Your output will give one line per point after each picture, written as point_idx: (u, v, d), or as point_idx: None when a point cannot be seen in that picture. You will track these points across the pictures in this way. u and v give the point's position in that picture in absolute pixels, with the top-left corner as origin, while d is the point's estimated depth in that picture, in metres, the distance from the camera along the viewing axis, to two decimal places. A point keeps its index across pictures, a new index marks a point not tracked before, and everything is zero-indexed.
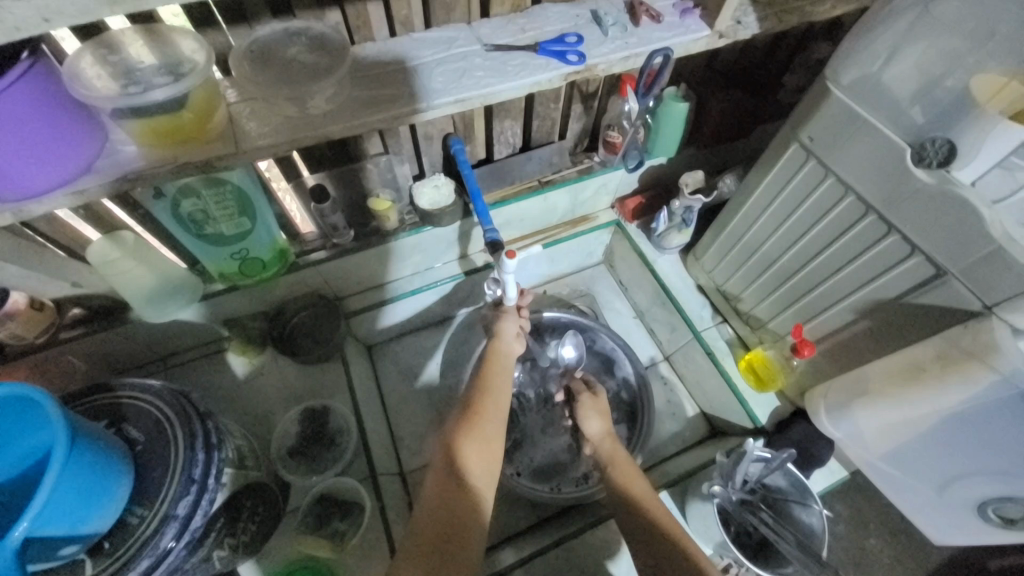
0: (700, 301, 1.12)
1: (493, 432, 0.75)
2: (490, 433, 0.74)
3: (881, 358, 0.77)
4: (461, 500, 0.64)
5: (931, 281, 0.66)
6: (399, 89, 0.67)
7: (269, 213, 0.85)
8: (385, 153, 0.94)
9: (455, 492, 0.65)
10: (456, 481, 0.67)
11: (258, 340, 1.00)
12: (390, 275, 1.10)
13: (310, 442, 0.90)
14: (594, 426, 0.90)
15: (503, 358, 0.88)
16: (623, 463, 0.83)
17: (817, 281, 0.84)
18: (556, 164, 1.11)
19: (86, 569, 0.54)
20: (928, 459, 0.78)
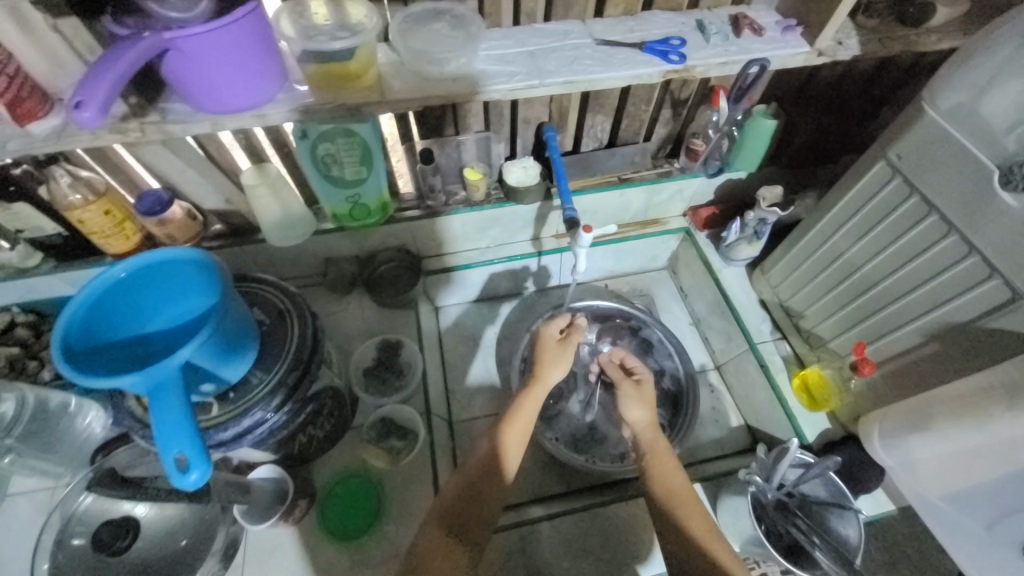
0: (761, 315, 1.13)
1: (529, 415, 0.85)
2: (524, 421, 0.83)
3: (946, 383, 0.77)
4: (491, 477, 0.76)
5: (1008, 305, 0.67)
6: (517, 68, 0.78)
7: (383, 167, 0.99)
8: (485, 131, 1.06)
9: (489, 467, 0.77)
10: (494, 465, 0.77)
11: (349, 280, 1.14)
12: (468, 243, 1.21)
13: (381, 369, 1.01)
14: (639, 415, 0.88)
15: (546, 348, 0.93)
16: (662, 460, 0.83)
17: (888, 301, 0.84)
18: (637, 164, 1.18)
19: (215, 408, 0.67)
20: (984, 494, 0.76)
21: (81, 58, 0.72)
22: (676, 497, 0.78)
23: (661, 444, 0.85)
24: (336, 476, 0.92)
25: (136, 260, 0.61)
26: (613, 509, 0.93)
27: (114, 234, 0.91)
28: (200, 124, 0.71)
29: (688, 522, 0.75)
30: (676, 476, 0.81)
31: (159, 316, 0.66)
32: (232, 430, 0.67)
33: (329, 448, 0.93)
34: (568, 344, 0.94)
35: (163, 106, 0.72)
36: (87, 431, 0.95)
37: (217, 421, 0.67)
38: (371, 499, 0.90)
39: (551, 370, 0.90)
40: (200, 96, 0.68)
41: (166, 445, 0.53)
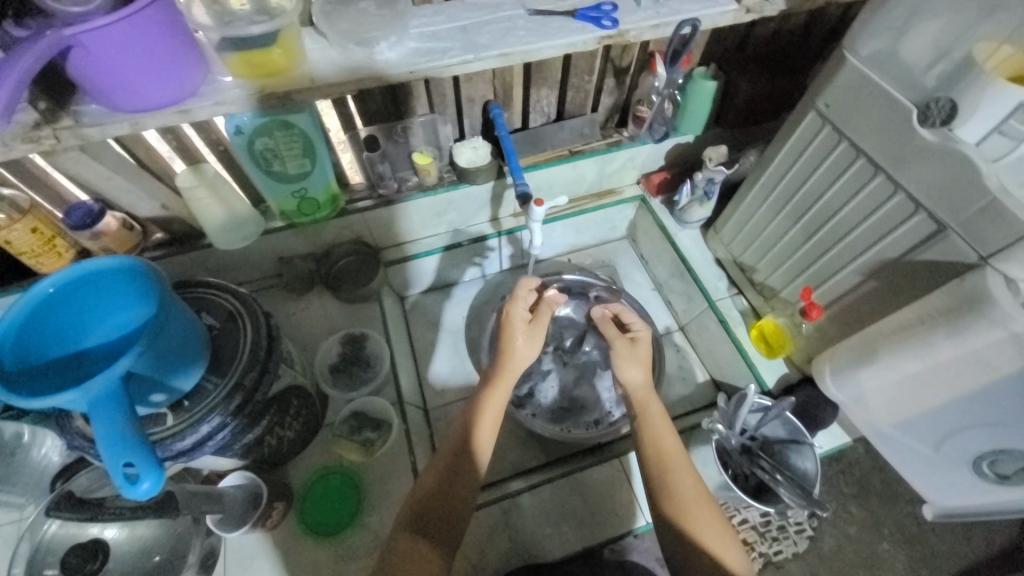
0: (717, 273, 1.17)
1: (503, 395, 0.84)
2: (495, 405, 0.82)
3: (885, 316, 0.82)
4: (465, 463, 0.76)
5: (933, 237, 0.71)
6: (451, 43, 0.77)
7: (328, 158, 0.97)
8: (430, 113, 1.04)
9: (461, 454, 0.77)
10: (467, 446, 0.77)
11: (307, 278, 1.11)
12: (427, 229, 1.19)
13: (349, 363, 1.00)
14: (634, 375, 0.87)
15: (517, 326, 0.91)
16: (656, 419, 0.82)
17: (828, 246, 0.88)
18: (587, 135, 1.19)
19: (170, 419, 0.65)
20: (928, 414, 0.82)
21: None
22: (669, 457, 0.77)
23: (655, 405, 0.84)
24: (313, 474, 0.91)
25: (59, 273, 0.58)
26: (591, 472, 0.96)
27: (44, 253, 0.86)
28: (118, 126, 0.67)
29: (677, 483, 0.74)
30: (670, 437, 0.79)
31: (96, 330, 0.63)
32: (191, 438, 0.65)
33: (302, 449, 0.91)
34: (540, 320, 0.92)
35: (75, 109, 0.67)
36: (45, 460, 0.91)
37: (173, 431, 0.65)
38: (351, 493, 0.90)
39: (524, 343, 0.88)
40: (113, 95, 0.64)
41: (113, 458, 0.52)
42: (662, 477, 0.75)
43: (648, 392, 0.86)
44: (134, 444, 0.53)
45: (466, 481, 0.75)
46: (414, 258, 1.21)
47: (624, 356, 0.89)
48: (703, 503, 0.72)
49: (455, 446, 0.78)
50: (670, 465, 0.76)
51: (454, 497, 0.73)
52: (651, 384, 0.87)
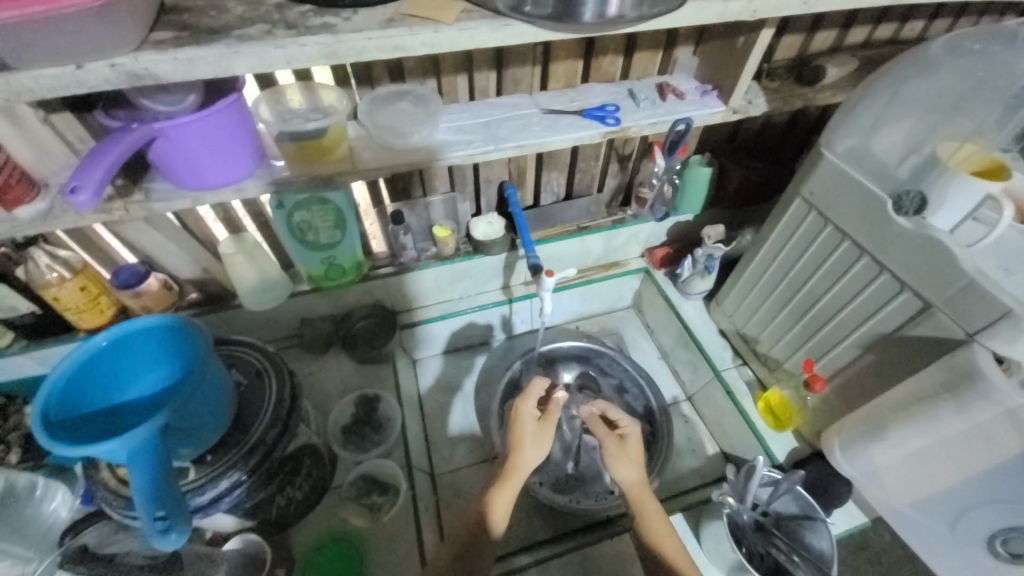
0: (721, 344, 1.21)
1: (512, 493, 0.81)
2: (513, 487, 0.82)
3: (889, 389, 0.83)
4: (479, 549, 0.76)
5: (921, 314, 0.76)
6: (474, 136, 0.88)
7: (356, 230, 1.06)
8: (451, 191, 1.15)
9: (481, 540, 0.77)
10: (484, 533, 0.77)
11: (325, 339, 1.16)
12: (441, 295, 1.26)
13: (360, 423, 1.02)
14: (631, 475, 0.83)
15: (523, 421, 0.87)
16: (656, 526, 0.79)
17: (824, 320, 0.92)
18: (593, 213, 1.29)
19: (192, 472, 0.67)
20: (946, 490, 0.81)
21: (69, 147, 0.78)
22: (673, 564, 0.76)
23: (653, 505, 0.81)
24: (315, 541, 0.89)
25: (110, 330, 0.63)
26: (600, 549, 0.93)
27: (89, 310, 0.93)
28: (183, 200, 0.77)
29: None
30: (672, 544, 0.78)
31: (137, 384, 0.68)
32: (210, 493, 0.67)
33: (308, 512, 0.90)
34: (548, 422, 0.87)
35: (147, 185, 0.77)
36: (52, 517, 0.91)
37: (194, 485, 0.67)
38: (350, 565, 0.86)
39: (530, 447, 0.84)
40: (184, 176, 0.74)
41: (147, 508, 0.55)
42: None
43: (646, 489, 0.83)
44: (166, 495, 0.56)
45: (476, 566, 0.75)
46: (429, 323, 1.26)
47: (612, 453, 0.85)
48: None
49: (467, 532, 0.78)
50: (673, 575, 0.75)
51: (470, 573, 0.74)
52: (646, 480, 0.84)
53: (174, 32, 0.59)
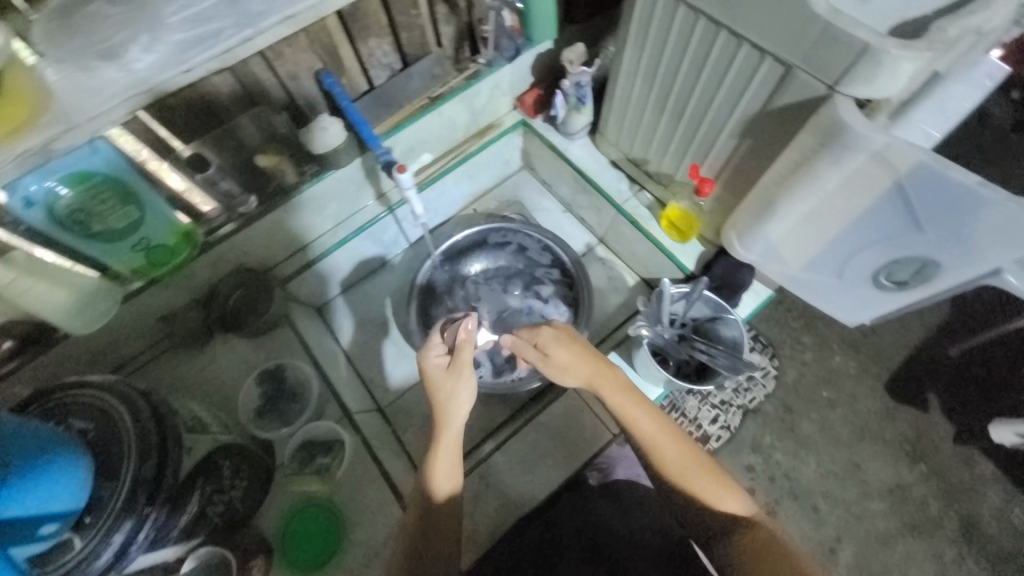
0: (616, 176, 1.14)
1: (450, 464, 0.77)
2: (448, 457, 0.77)
3: (773, 165, 0.81)
4: (444, 518, 0.74)
5: (784, 79, 0.70)
6: (221, 22, 0.67)
7: (156, 195, 0.84)
8: (254, 105, 0.90)
9: (439, 518, 0.74)
10: (432, 513, 0.74)
11: (201, 328, 1.02)
12: (312, 231, 1.09)
13: (274, 400, 0.95)
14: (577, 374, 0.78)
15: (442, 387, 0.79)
16: (623, 406, 0.75)
17: (700, 119, 0.87)
18: (441, 75, 1.08)
19: (76, 542, 0.65)
20: (831, 246, 0.86)
21: None
22: (641, 438, 0.74)
23: (615, 386, 0.76)
24: (282, 519, 0.86)
25: None
26: (553, 411, 0.99)
27: None
28: None
29: (665, 452, 0.72)
30: (641, 417, 0.74)
31: None
32: (107, 551, 0.66)
33: (264, 499, 0.87)
34: (457, 370, 0.79)
35: None
36: None
37: (84, 551, 0.65)
38: (330, 522, 0.87)
39: (451, 403, 0.78)
40: None
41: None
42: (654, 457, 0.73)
43: (605, 374, 0.77)
44: None
45: (447, 518, 0.75)
46: (312, 264, 1.12)
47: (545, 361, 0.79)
48: (695, 461, 0.71)
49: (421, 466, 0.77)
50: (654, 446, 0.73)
51: (438, 536, 0.72)
52: (603, 366, 0.78)
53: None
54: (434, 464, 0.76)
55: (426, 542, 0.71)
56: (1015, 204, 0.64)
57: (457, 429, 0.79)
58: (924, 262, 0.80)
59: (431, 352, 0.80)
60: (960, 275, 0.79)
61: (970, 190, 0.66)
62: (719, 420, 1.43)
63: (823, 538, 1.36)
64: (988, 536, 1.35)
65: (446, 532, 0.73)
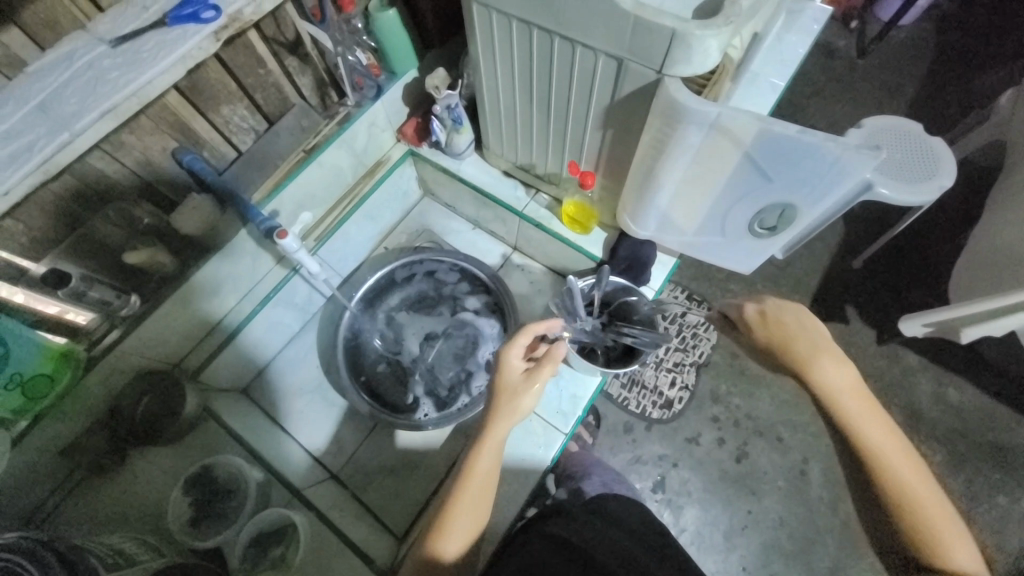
0: (510, 185, 1.18)
1: (470, 517, 0.75)
2: (477, 497, 0.75)
3: (636, 148, 0.87)
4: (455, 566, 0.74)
5: (619, 72, 0.75)
6: (35, 133, 0.67)
7: (16, 322, 0.75)
8: (110, 202, 0.85)
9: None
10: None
11: (107, 457, 0.87)
12: (214, 315, 1.02)
13: (210, 502, 0.89)
14: (827, 377, 0.73)
15: (512, 408, 0.77)
16: (859, 415, 0.71)
17: (564, 119, 0.91)
18: (310, 127, 1.06)
19: None
20: (708, 206, 0.93)
21: None
22: (867, 445, 0.70)
23: (856, 395, 0.73)
24: None
25: None
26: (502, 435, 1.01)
27: None
28: None
29: (890, 466, 0.69)
30: (876, 427, 0.71)
31: None
32: None
33: None
34: (536, 373, 0.78)
35: None
36: None
37: None
38: None
39: (508, 407, 0.77)
40: None
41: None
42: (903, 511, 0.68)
43: (855, 383, 0.73)
44: None
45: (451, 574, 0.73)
46: (222, 349, 1.06)
47: (780, 354, 0.78)
48: (952, 526, 0.66)
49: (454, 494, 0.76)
50: (905, 493, 0.68)
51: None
52: (849, 368, 0.74)
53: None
54: (456, 509, 0.74)
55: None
56: (832, 144, 0.71)
57: (493, 471, 0.77)
58: (784, 206, 0.87)
59: (512, 352, 0.80)
60: (816, 212, 0.86)
61: (795, 139, 0.72)
62: (677, 382, 1.52)
63: (793, 465, 1.45)
64: (930, 420, 1.49)
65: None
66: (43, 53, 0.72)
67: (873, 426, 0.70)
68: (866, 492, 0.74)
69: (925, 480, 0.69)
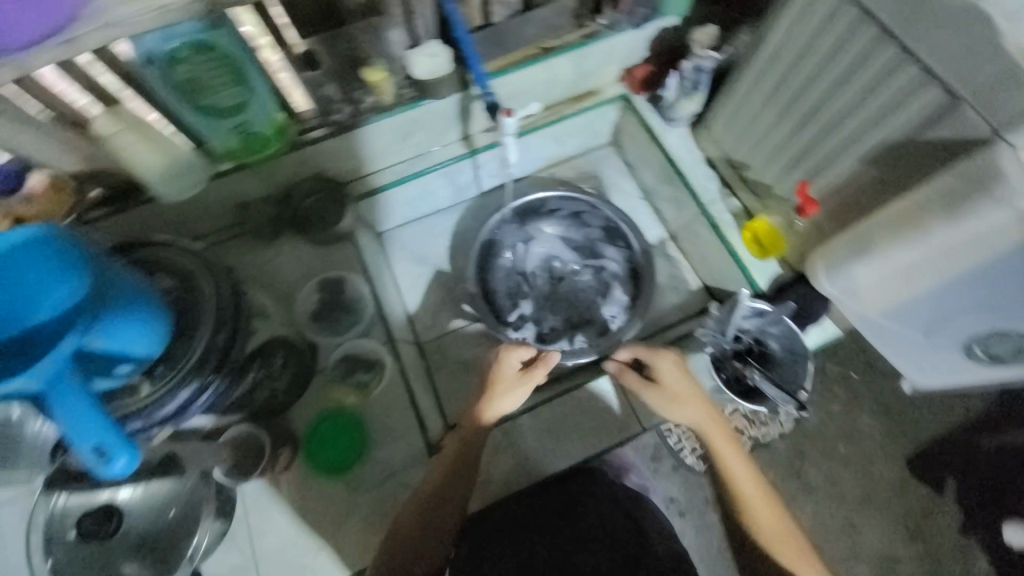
0: (708, 175, 1.09)
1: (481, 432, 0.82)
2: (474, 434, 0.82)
3: (891, 204, 0.76)
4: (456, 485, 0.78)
5: (946, 108, 0.67)
6: None
7: (264, 83, 0.84)
8: (374, 15, 0.89)
9: (456, 478, 0.78)
10: (461, 476, 0.78)
11: (272, 222, 1.04)
12: (393, 156, 1.09)
13: (329, 307, 0.98)
14: (691, 413, 0.80)
15: (501, 389, 0.84)
16: (730, 457, 0.77)
17: (828, 133, 0.83)
18: (559, 28, 1.03)
19: (144, 388, 0.61)
20: (928, 305, 0.82)
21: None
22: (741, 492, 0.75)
23: (723, 435, 0.79)
24: (315, 418, 0.91)
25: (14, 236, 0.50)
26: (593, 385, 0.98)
27: None
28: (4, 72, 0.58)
29: (751, 512, 0.74)
30: (746, 474, 0.76)
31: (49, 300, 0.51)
32: (171, 405, 0.63)
33: (297, 398, 0.91)
34: (532, 376, 0.85)
35: None
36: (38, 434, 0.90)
37: (151, 399, 0.62)
38: (354, 433, 0.91)
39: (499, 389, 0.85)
40: None
41: (84, 441, 0.51)
42: (746, 505, 0.75)
43: (716, 421, 0.80)
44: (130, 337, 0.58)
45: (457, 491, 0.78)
46: (382, 191, 1.11)
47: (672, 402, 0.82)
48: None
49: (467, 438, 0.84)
50: (780, 547, 0.71)
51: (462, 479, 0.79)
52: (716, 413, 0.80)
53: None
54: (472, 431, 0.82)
55: (435, 510, 0.76)
56: None
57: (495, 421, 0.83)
58: None
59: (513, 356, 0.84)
60: None
61: None
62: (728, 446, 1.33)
63: None
64: None
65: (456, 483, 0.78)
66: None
67: (742, 464, 0.76)
68: (739, 543, 0.76)
69: (789, 544, 0.72)
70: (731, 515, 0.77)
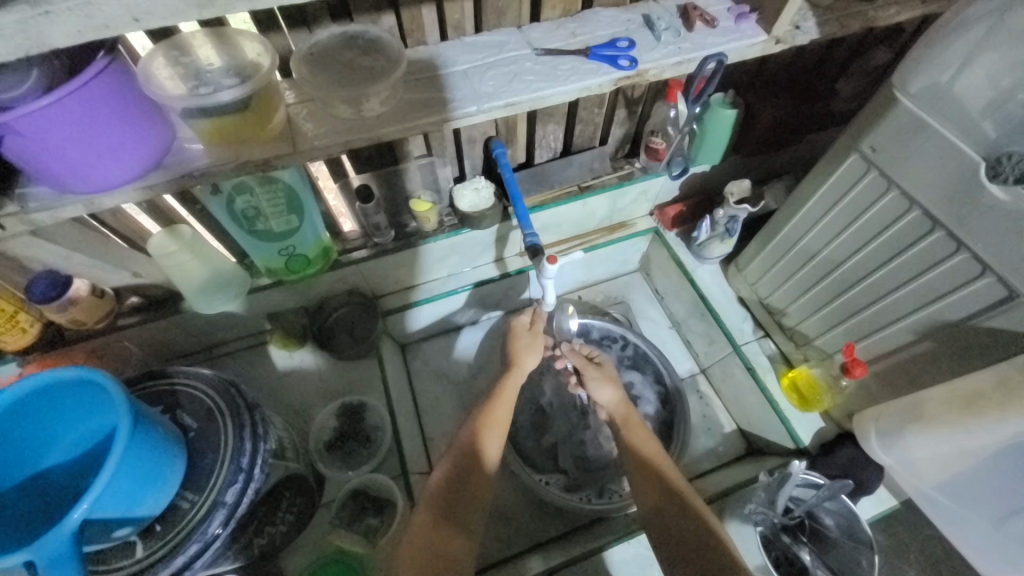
0: (741, 314, 1.09)
1: (497, 431, 0.85)
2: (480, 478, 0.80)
3: (941, 384, 0.76)
4: (445, 539, 0.71)
5: (1004, 302, 0.66)
6: (451, 93, 0.68)
7: (317, 211, 0.87)
8: (428, 155, 0.94)
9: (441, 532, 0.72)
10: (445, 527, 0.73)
11: (298, 335, 1.02)
12: (427, 276, 1.10)
13: (346, 437, 0.95)
14: (608, 393, 0.91)
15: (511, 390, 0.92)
16: (642, 443, 0.82)
17: (873, 298, 0.83)
18: (597, 169, 1.09)
19: (139, 549, 0.56)
20: (987, 491, 0.76)
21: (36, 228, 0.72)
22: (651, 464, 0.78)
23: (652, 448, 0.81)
24: (310, 565, 0.83)
25: (51, 375, 0.51)
26: (615, 553, 0.85)
27: (6, 331, 0.77)
28: (72, 208, 0.58)
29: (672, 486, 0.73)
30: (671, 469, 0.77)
31: (71, 428, 0.55)
32: (164, 572, 0.56)
33: (294, 539, 0.84)
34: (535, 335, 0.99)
35: (21, 191, 0.58)
36: None
37: (144, 564, 0.56)
38: None
39: (525, 357, 0.96)
40: (62, 179, 0.54)
41: None
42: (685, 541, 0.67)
43: (628, 408, 0.89)
44: (132, 492, 0.52)
45: (452, 543, 0.71)
46: (413, 305, 1.10)
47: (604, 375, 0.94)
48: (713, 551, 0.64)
49: (445, 503, 0.75)
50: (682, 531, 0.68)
51: (460, 511, 0.75)
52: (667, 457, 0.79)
53: (1, 1, 0.40)
54: (463, 496, 0.77)
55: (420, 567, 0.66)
56: None
57: (507, 406, 0.89)
58: None
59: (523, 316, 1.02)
60: None
61: None
62: None
63: None
64: None
65: (458, 526, 0.74)
66: (481, 26, 0.75)
67: (648, 445, 0.81)
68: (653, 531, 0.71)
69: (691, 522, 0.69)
70: (643, 496, 0.74)
